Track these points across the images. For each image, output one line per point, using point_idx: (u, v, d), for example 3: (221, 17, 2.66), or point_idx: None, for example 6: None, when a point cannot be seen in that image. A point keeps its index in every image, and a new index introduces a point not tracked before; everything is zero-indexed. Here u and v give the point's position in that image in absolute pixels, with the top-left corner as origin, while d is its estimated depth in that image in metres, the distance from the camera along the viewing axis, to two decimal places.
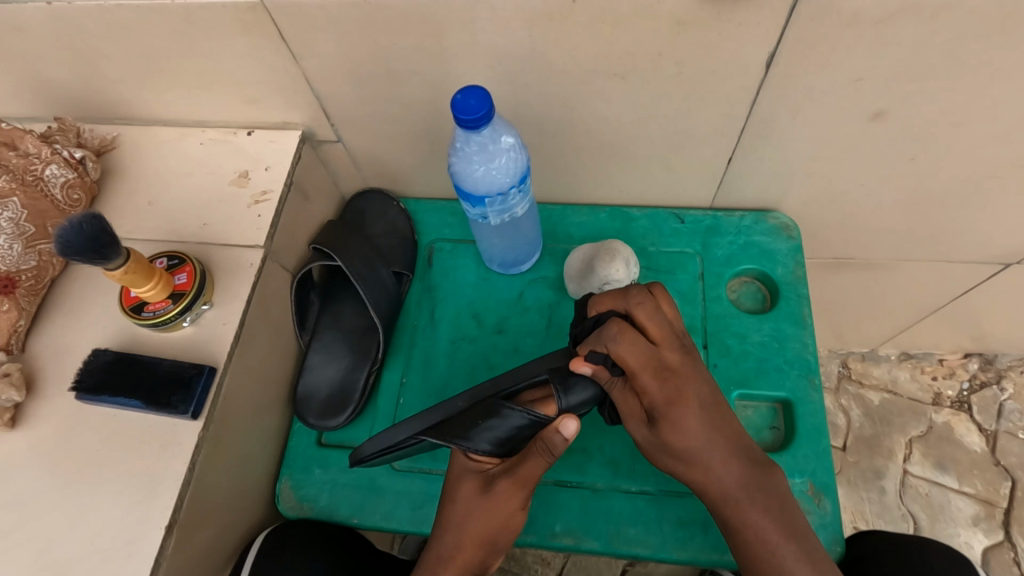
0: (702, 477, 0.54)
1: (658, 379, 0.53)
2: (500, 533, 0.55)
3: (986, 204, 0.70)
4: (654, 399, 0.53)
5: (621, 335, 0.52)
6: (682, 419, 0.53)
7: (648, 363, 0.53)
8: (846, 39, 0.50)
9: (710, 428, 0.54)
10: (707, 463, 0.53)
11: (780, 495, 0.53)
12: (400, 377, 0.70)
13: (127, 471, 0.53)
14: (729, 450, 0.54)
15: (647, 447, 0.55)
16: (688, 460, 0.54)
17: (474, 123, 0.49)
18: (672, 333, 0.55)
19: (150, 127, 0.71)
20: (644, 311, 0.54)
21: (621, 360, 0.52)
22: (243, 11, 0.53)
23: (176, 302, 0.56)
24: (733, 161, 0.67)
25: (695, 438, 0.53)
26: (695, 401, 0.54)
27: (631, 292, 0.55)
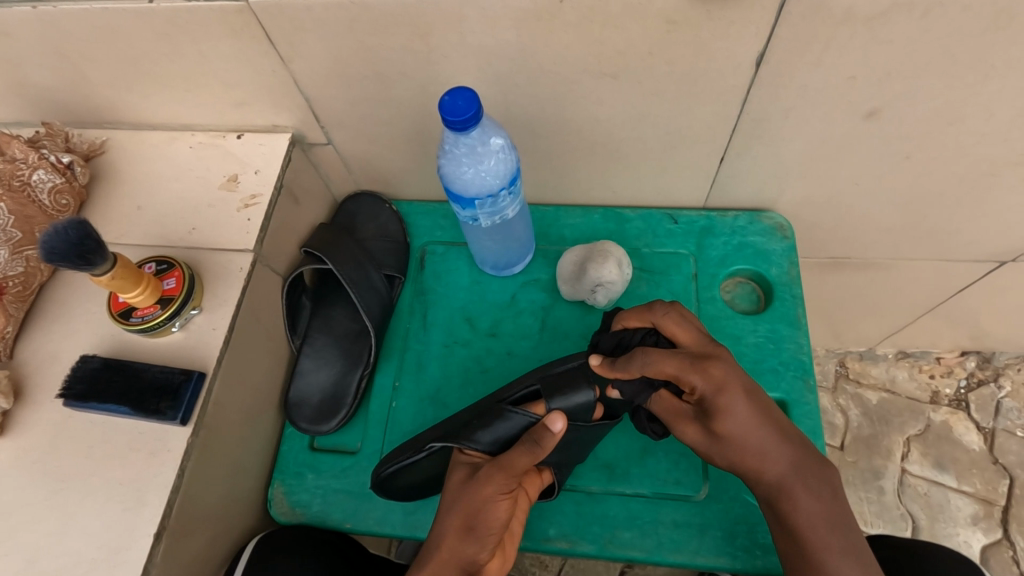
0: (756, 464, 0.51)
1: (702, 372, 0.51)
2: (479, 521, 0.50)
3: (980, 202, 0.69)
4: (698, 389, 0.51)
5: (650, 354, 0.52)
6: (729, 405, 0.50)
7: (686, 364, 0.51)
8: (836, 37, 0.50)
9: (759, 411, 0.51)
10: (756, 451, 0.51)
11: (825, 481, 0.51)
12: (392, 381, 0.70)
13: (116, 478, 0.52)
14: (778, 435, 0.51)
15: (701, 445, 0.53)
16: (736, 448, 0.51)
17: (463, 125, 0.49)
18: (702, 336, 0.54)
19: (139, 131, 0.70)
20: (670, 321, 0.55)
21: (656, 372, 0.52)
22: (230, 13, 0.53)
23: (165, 307, 0.56)
24: (726, 161, 0.67)
25: (746, 424, 0.51)
26: (740, 385, 0.51)
27: (656, 306, 0.56)
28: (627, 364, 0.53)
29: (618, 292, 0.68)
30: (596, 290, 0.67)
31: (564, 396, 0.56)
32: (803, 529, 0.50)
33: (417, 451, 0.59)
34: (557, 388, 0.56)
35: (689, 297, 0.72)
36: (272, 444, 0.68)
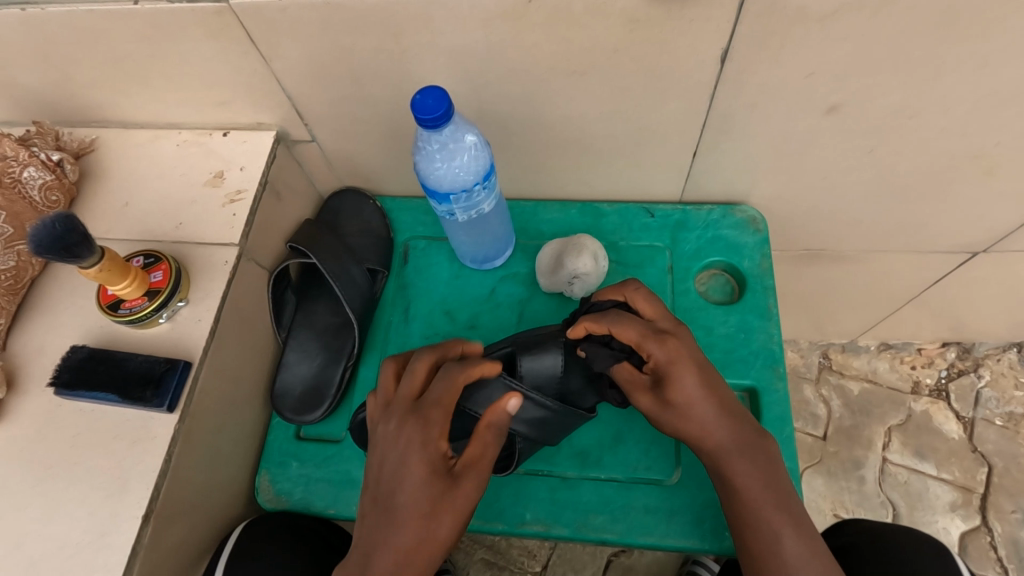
0: (698, 432, 0.54)
1: (659, 341, 0.55)
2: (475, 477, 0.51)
3: (947, 194, 0.71)
4: (653, 356, 0.55)
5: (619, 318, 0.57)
6: (678, 374, 0.54)
7: (648, 333, 0.55)
8: (793, 35, 0.52)
9: (708, 388, 0.54)
10: (702, 420, 0.54)
11: (769, 458, 0.53)
12: (375, 372, 0.72)
13: (104, 464, 0.54)
14: (725, 410, 0.54)
15: (652, 412, 0.56)
16: (683, 415, 0.54)
17: (434, 123, 0.51)
18: (667, 313, 0.58)
19: (128, 130, 0.72)
20: (640, 296, 0.59)
21: (618, 334, 0.56)
22: (210, 15, 0.55)
23: (152, 299, 0.58)
24: (697, 155, 0.69)
25: (694, 395, 0.54)
26: (692, 358, 0.55)
27: (629, 283, 0.60)
28: (599, 320, 0.58)
29: (594, 284, 0.70)
30: (572, 281, 0.69)
31: (535, 354, 0.60)
32: (752, 505, 0.52)
33: (389, 400, 0.59)
34: (530, 344, 0.61)
35: (664, 289, 0.74)
36: (259, 434, 0.70)
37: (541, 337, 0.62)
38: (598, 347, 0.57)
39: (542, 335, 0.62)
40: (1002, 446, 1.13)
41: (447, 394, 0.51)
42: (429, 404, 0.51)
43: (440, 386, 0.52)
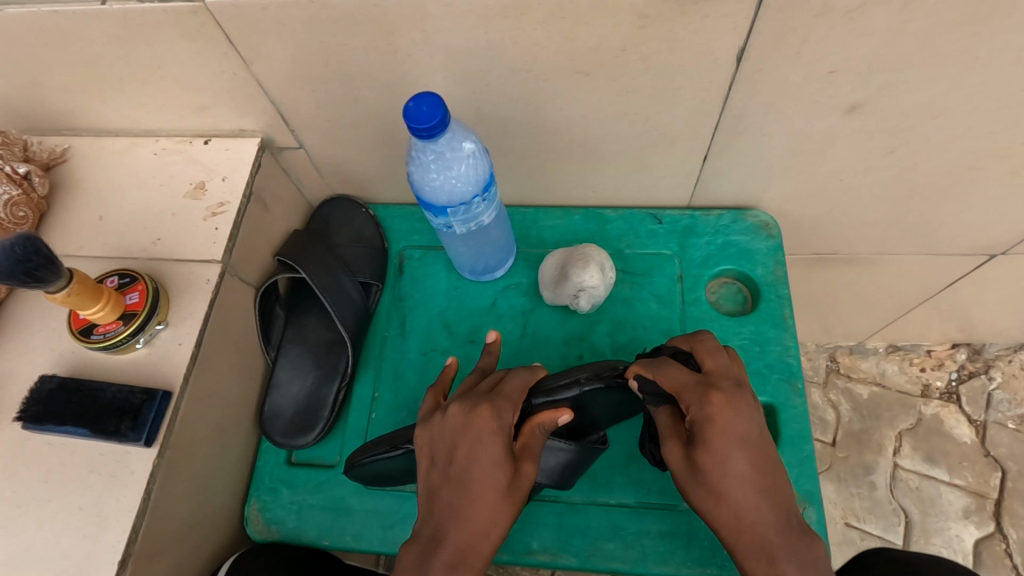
0: (730, 514, 0.46)
1: (702, 396, 0.49)
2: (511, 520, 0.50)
3: (968, 195, 0.68)
4: (692, 412, 0.48)
5: (666, 365, 0.52)
6: (716, 441, 0.47)
7: (693, 385, 0.50)
8: (816, 30, 0.48)
9: (754, 465, 0.47)
10: (735, 498, 0.46)
11: (805, 561, 0.44)
12: (370, 392, 0.68)
13: (78, 502, 0.50)
14: (763, 489, 0.47)
15: (681, 473, 0.49)
16: (717, 489, 0.47)
17: (428, 132, 0.47)
18: (731, 374, 0.51)
19: (101, 138, 0.68)
20: (706, 351, 0.53)
21: (662, 380, 0.51)
22: (185, 15, 0.51)
23: (127, 323, 0.54)
24: (708, 158, 0.65)
25: (735, 470, 0.47)
26: (740, 424, 0.48)
27: (701, 335, 0.55)
28: (645, 362, 0.53)
29: (600, 296, 0.66)
30: (578, 295, 0.65)
31: (553, 395, 0.53)
32: None
33: (395, 446, 0.56)
34: (544, 386, 0.54)
35: (673, 299, 0.70)
36: (247, 459, 0.66)
37: (557, 377, 0.54)
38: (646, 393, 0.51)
39: (558, 375, 0.54)
40: (1015, 450, 1.11)
41: (492, 438, 0.49)
42: (468, 453, 0.49)
43: (484, 432, 0.49)
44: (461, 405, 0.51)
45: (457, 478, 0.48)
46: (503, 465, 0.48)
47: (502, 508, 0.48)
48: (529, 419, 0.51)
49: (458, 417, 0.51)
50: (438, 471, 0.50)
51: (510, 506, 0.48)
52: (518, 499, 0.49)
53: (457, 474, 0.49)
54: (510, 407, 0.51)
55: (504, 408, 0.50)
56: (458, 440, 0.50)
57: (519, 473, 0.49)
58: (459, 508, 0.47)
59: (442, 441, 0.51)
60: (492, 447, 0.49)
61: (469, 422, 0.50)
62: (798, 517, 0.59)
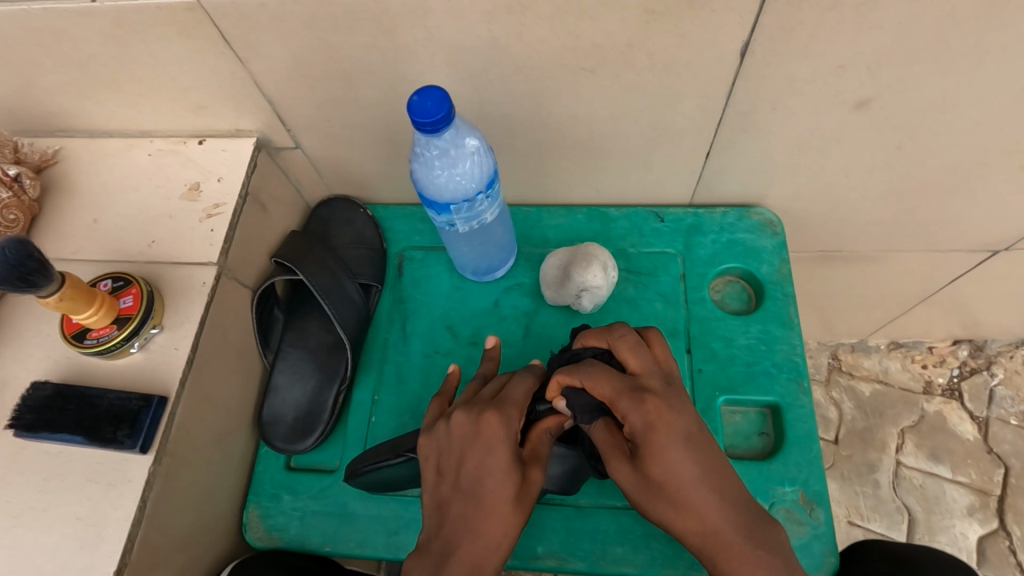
0: (691, 521, 0.44)
1: (636, 401, 0.46)
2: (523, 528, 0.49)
3: (975, 191, 0.67)
4: (629, 421, 0.46)
5: (592, 369, 0.49)
6: (657, 445, 0.45)
7: (625, 390, 0.47)
8: (826, 24, 0.47)
9: (701, 467, 0.44)
10: (695, 504, 0.44)
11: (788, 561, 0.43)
12: (371, 395, 0.67)
13: (74, 512, 0.49)
14: (719, 493, 0.44)
15: (632, 488, 0.47)
16: (672, 498, 0.45)
17: (434, 126, 0.46)
18: (652, 368, 0.49)
19: (94, 139, 0.67)
20: (626, 347, 0.50)
21: (593, 387, 0.49)
22: (179, 12, 0.49)
23: (121, 328, 0.52)
24: (712, 156, 0.64)
25: (683, 474, 0.44)
26: (679, 424, 0.45)
27: (616, 328, 0.52)
28: (572, 372, 0.50)
29: (604, 297, 0.65)
30: (581, 295, 0.64)
31: (552, 400, 0.54)
32: None
33: (397, 454, 0.55)
34: (543, 394, 0.54)
35: (678, 298, 0.69)
36: (246, 465, 0.65)
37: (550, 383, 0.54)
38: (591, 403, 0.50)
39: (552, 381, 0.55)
40: (1018, 446, 1.10)
41: (502, 446, 0.48)
42: (477, 464, 0.48)
43: (492, 440, 0.48)
44: (467, 413, 0.50)
45: (468, 491, 0.47)
46: (513, 474, 0.47)
47: (513, 517, 0.47)
48: (535, 427, 0.51)
49: (465, 425, 0.50)
50: (448, 482, 0.49)
51: (523, 514, 0.47)
52: (529, 507, 0.48)
53: (467, 486, 0.47)
54: (518, 414, 0.50)
55: (512, 415, 0.49)
56: (467, 451, 0.48)
57: (530, 481, 0.48)
58: (471, 521, 0.46)
59: (450, 451, 0.50)
60: (502, 456, 0.47)
61: (476, 431, 0.49)
62: (808, 518, 0.59)
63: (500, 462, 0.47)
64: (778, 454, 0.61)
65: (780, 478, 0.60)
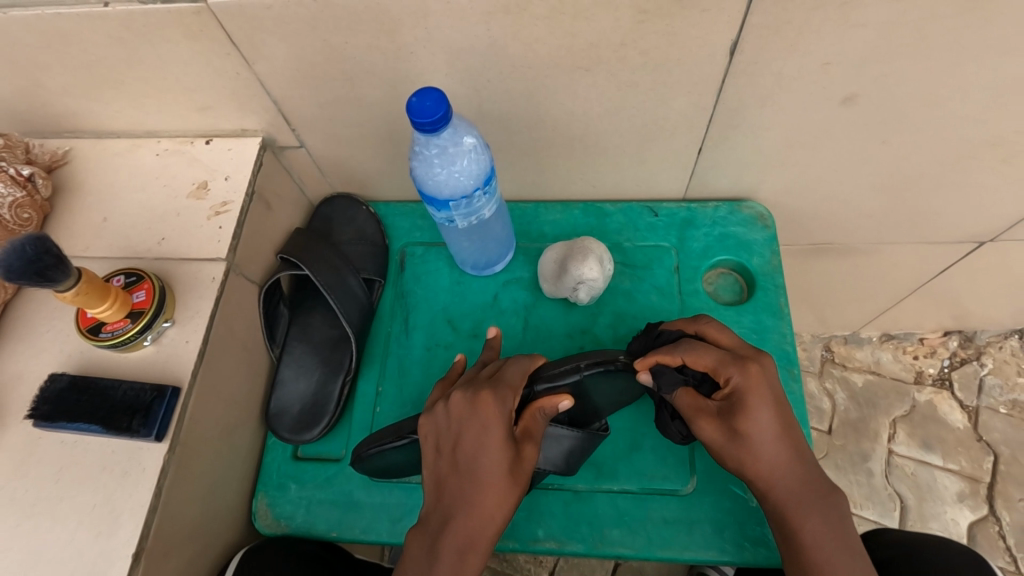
0: (765, 471, 0.51)
1: (740, 365, 0.53)
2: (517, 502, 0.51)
3: (958, 184, 0.70)
4: (731, 381, 0.52)
5: (692, 346, 0.55)
6: (756, 404, 0.51)
7: (725, 358, 0.54)
8: (810, 23, 0.49)
9: (782, 423, 0.51)
10: (769, 459, 0.50)
11: (828, 520, 0.49)
12: (375, 387, 0.69)
13: (91, 499, 0.51)
14: (794, 451, 0.51)
15: (719, 442, 0.52)
16: (751, 450, 0.51)
17: (432, 126, 0.48)
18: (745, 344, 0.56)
19: (103, 140, 0.68)
20: (713, 328, 0.58)
21: (694, 361, 0.55)
22: (188, 15, 0.51)
23: (135, 321, 0.54)
24: (704, 151, 0.66)
25: (769, 429, 0.51)
26: (770, 388, 0.52)
27: (702, 317, 0.60)
28: (671, 350, 0.56)
29: (600, 289, 0.67)
30: (578, 287, 0.66)
31: (553, 381, 0.54)
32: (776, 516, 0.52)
33: (400, 436, 0.56)
34: (544, 373, 0.55)
35: (672, 290, 0.71)
36: (254, 456, 0.67)
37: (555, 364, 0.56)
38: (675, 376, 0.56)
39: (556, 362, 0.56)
40: (1007, 434, 1.13)
41: (497, 425, 0.50)
42: (474, 441, 0.50)
43: (488, 418, 0.50)
44: (464, 393, 0.52)
45: (466, 467, 0.50)
46: (508, 451, 0.49)
47: (507, 493, 0.49)
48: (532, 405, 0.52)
49: (462, 404, 0.52)
50: (445, 459, 0.51)
51: (516, 489, 0.50)
52: (523, 481, 0.50)
53: (464, 462, 0.50)
54: (512, 394, 0.52)
55: (506, 395, 0.51)
56: (463, 429, 0.51)
57: (523, 457, 0.50)
58: (467, 496, 0.49)
59: (446, 429, 0.52)
60: (496, 433, 0.50)
61: (472, 411, 0.51)
62: None
63: (495, 440, 0.49)
64: None
65: None
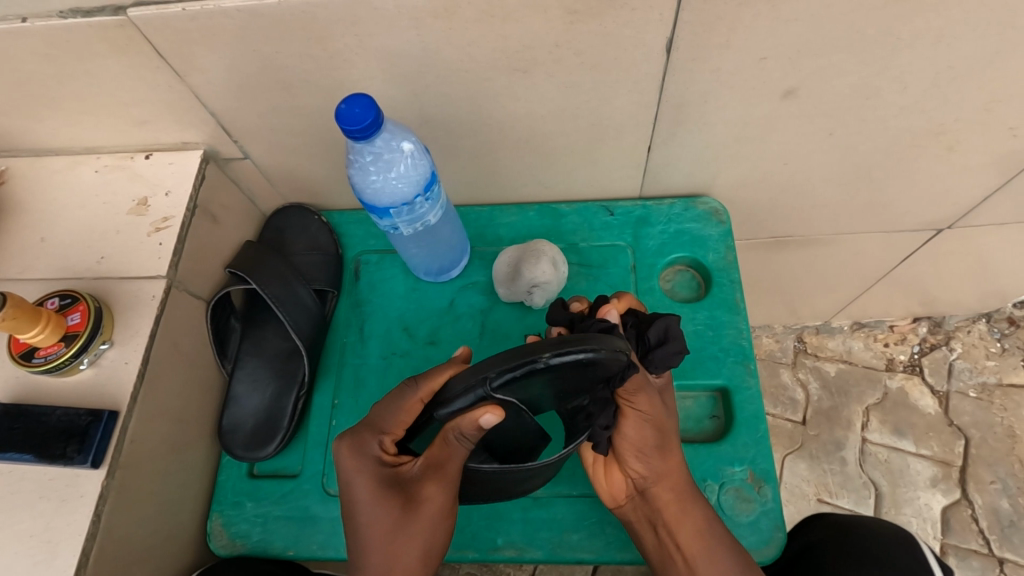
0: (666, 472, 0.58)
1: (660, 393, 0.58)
2: (441, 534, 0.52)
3: (908, 173, 0.70)
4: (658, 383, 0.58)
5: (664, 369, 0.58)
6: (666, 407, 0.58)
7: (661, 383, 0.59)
8: (743, 19, 0.49)
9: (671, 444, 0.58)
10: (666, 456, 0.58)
11: None
12: (331, 400, 0.68)
13: (26, 529, 0.50)
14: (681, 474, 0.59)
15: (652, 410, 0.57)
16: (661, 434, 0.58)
17: (363, 133, 0.47)
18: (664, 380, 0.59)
19: (39, 158, 0.67)
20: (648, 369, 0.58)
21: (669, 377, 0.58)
22: (111, 29, 0.50)
23: (69, 345, 0.53)
24: (654, 149, 0.66)
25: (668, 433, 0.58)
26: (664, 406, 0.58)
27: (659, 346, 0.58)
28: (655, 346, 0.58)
29: (555, 291, 0.67)
30: (531, 291, 0.66)
31: (455, 403, 0.48)
32: None
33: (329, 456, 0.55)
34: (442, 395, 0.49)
35: (628, 289, 0.71)
36: (209, 474, 0.66)
37: (459, 380, 0.47)
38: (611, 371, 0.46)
39: (462, 377, 0.48)
40: (977, 417, 1.14)
41: (362, 474, 0.50)
42: (349, 493, 0.51)
43: (352, 472, 0.51)
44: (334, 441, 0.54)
45: (350, 516, 0.51)
46: (387, 496, 0.50)
47: (404, 538, 0.49)
48: (443, 430, 0.50)
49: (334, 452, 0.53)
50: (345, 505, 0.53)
51: (414, 533, 0.50)
52: (427, 523, 0.50)
53: (348, 510, 0.51)
54: (372, 436, 0.51)
55: (367, 439, 0.51)
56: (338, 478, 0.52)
57: (417, 495, 0.50)
58: (359, 544, 0.50)
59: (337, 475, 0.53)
60: (364, 482, 0.50)
61: (338, 463, 0.52)
62: (756, 496, 0.61)
63: (364, 488, 0.50)
64: (727, 436, 0.63)
65: (729, 458, 0.62)
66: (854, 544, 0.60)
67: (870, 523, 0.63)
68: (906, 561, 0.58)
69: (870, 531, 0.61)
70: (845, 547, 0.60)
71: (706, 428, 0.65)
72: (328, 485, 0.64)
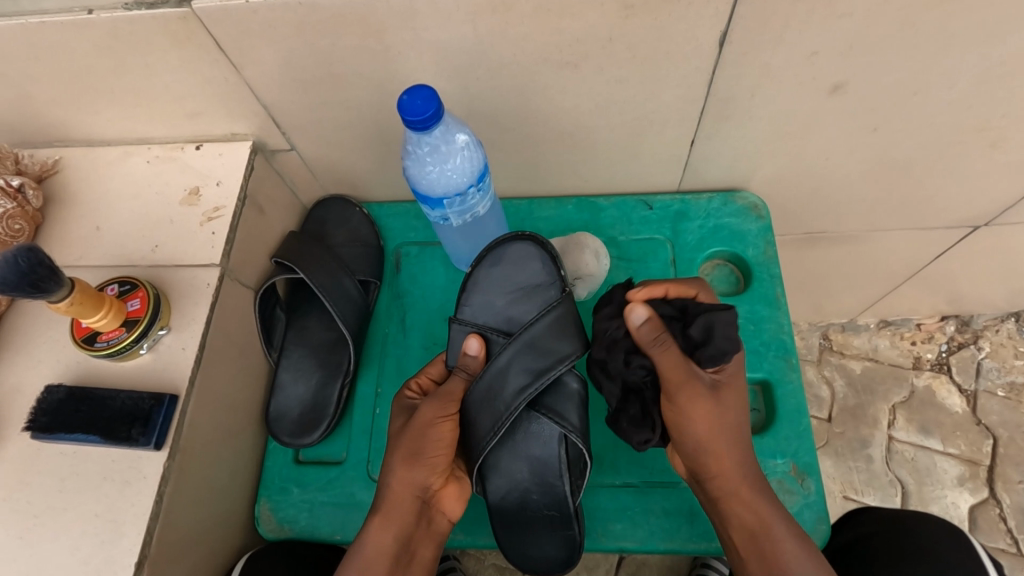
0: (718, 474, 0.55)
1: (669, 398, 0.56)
2: (423, 448, 0.55)
3: (951, 169, 0.70)
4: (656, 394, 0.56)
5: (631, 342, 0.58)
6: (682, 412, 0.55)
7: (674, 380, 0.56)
8: (798, 14, 0.49)
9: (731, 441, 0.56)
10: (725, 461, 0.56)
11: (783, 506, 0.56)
12: (374, 389, 0.69)
13: (92, 509, 0.51)
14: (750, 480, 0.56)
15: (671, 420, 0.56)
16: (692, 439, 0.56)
17: (423, 125, 0.48)
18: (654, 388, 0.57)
19: (92, 148, 0.68)
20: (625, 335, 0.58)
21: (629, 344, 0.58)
22: (175, 21, 0.51)
23: (131, 329, 0.54)
24: (696, 143, 0.66)
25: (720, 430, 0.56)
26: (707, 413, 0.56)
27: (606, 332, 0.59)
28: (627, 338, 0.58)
29: (598, 283, 0.69)
30: (575, 281, 0.68)
31: (452, 347, 0.62)
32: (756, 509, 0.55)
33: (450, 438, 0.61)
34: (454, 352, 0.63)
35: None
36: (256, 460, 0.67)
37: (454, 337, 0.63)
38: (539, 269, 0.63)
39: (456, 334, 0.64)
40: (1005, 417, 1.13)
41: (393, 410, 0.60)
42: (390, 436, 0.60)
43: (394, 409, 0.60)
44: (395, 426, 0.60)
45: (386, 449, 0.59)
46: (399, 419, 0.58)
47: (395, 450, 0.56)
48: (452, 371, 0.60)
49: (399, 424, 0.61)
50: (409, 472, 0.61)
51: (400, 441, 0.56)
52: (414, 436, 0.55)
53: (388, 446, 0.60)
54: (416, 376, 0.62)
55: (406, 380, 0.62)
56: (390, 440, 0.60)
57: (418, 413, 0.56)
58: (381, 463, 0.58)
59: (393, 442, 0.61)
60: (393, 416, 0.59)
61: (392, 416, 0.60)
62: (799, 488, 0.61)
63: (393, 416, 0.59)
64: (768, 429, 0.64)
65: (771, 451, 0.63)
66: (903, 535, 0.61)
67: (921, 516, 0.62)
68: (954, 556, 0.58)
69: (919, 525, 0.61)
70: (894, 542, 0.61)
71: (747, 421, 0.66)
72: (373, 472, 0.65)
